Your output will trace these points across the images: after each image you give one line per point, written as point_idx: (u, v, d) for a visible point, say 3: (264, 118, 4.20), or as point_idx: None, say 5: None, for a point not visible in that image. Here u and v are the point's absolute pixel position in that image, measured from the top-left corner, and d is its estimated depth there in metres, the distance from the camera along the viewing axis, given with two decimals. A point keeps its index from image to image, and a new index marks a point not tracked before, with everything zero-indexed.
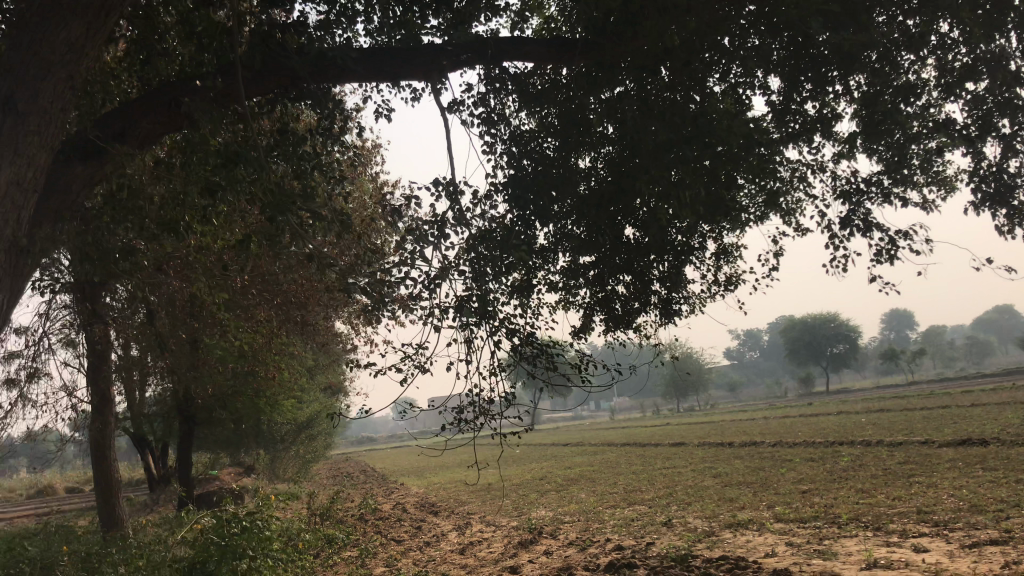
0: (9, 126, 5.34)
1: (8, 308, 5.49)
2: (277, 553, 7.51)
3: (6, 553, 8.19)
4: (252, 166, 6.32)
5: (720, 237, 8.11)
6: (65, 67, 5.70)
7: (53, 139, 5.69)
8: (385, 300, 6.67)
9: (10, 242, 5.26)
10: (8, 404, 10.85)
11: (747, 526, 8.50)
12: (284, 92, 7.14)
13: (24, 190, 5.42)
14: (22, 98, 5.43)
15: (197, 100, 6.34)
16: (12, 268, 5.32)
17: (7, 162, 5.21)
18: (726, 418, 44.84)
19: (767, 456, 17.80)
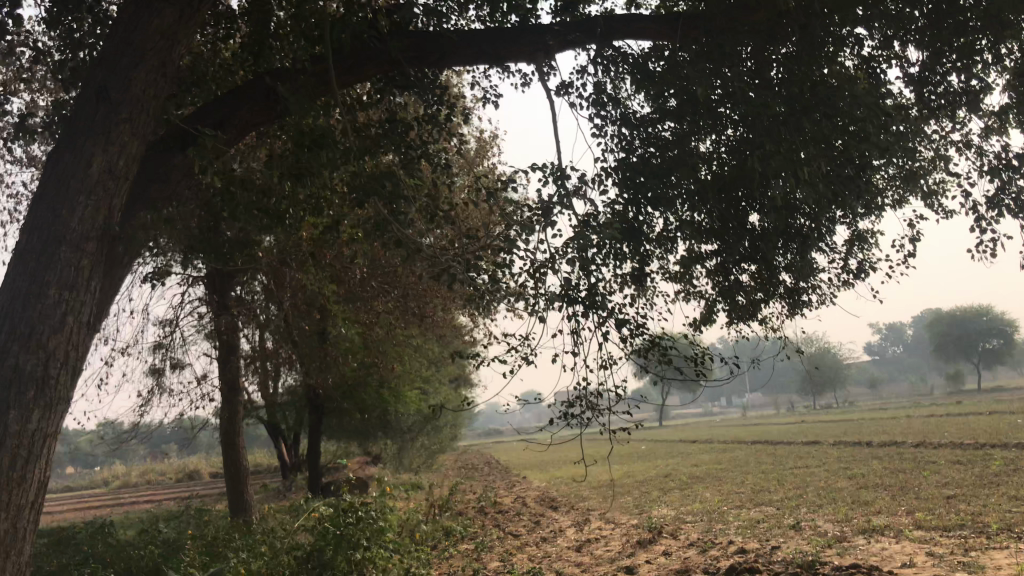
0: (102, 116, 5.75)
1: (106, 293, 5.86)
2: (391, 543, 7.58)
3: (141, 534, 8.61)
4: (360, 156, 6.34)
5: (854, 223, 7.57)
6: (158, 55, 6.04)
7: (148, 128, 6.05)
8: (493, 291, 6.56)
9: (102, 226, 5.63)
10: (148, 392, 11.48)
11: (883, 532, 7.93)
12: (393, 81, 7.13)
13: (117, 177, 5.79)
14: (114, 89, 5.82)
15: (304, 91, 6.40)
16: (105, 253, 5.69)
17: (95, 150, 5.62)
18: (864, 417, 42.74)
19: (907, 458, 16.75)
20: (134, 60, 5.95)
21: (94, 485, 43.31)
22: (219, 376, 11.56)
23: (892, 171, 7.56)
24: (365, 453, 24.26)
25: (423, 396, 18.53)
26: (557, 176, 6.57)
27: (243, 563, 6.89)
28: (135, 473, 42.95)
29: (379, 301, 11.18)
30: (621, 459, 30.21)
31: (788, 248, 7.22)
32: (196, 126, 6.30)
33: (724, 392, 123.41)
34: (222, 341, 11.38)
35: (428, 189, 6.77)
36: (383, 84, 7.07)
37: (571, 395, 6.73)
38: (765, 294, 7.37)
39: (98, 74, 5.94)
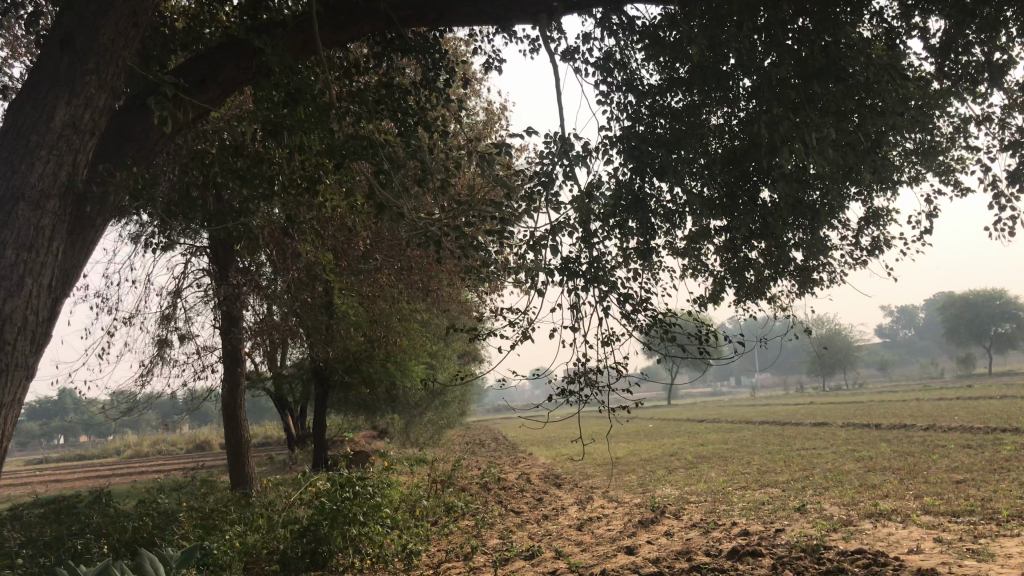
0: (68, 65, 5.43)
1: (75, 254, 5.57)
2: (389, 519, 7.52)
3: (139, 505, 8.56)
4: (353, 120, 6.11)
5: (868, 201, 7.35)
6: (131, 4, 5.72)
7: (118, 81, 5.73)
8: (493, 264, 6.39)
9: (66, 184, 5.32)
10: (149, 361, 11.42)
11: (890, 517, 7.80)
12: (391, 44, 6.88)
13: (83, 132, 5.47)
14: (80, 38, 5.50)
15: (295, 51, 6.16)
16: (71, 212, 5.39)
17: (59, 101, 5.30)
18: (874, 398, 42.57)
19: (916, 442, 16.56)
20: (107, 10, 5.64)
21: (106, 454, 43.70)
22: (221, 347, 11.49)
23: (909, 147, 7.33)
24: (371, 426, 24.26)
25: (430, 371, 18.45)
26: (562, 147, 6.38)
27: (237, 537, 6.82)
28: (146, 442, 43.28)
29: (382, 274, 11.01)
30: (629, 437, 30.17)
31: (800, 225, 7.03)
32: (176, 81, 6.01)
33: (734, 372, 123.28)
34: (223, 313, 11.28)
35: (427, 157, 6.57)
36: (383, 47, 6.85)
37: (571, 372, 6.59)
38: (774, 271, 7.19)
39: (65, 21, 5.62)
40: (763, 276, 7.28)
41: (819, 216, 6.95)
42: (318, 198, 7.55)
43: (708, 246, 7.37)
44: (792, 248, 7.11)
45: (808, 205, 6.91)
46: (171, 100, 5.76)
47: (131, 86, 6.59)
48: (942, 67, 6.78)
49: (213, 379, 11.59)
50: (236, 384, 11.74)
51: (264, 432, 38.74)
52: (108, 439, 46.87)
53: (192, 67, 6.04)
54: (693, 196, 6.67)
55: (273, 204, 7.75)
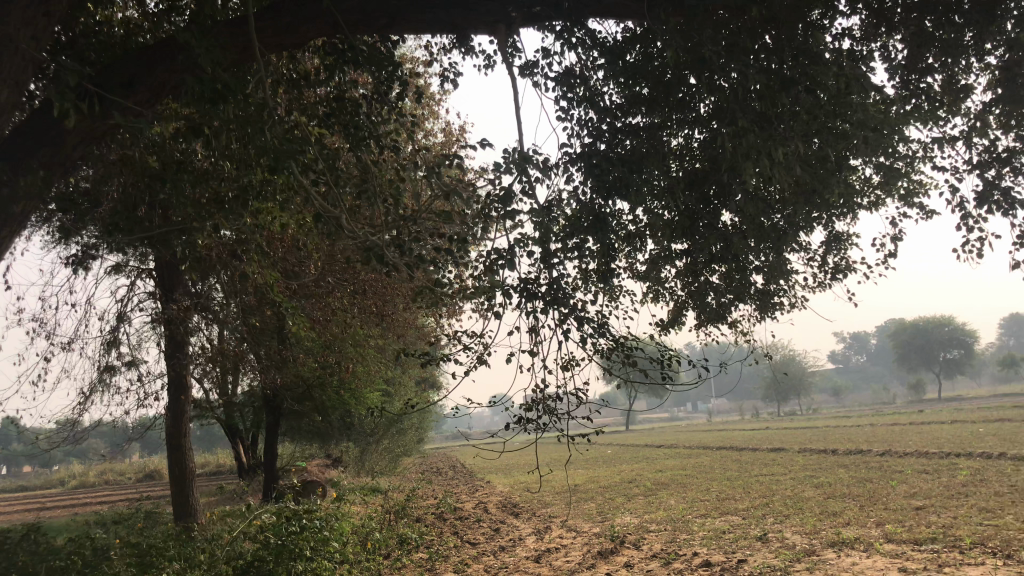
0: None
1: None
2: (335, 553, 7.20)
3: (73, 542, 8.11)
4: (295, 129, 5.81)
5: (830, 224, 7.29)
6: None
7: (26, 78, 5.26)
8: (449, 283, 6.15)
9: None
10: (88, 388, 10.95)
11: (853, 545, 7.69)
12: (340, 52, 6.61)
13: None
14: None
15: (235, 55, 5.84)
16: None
17: None
18: (829, 424, 43.00)
19: (874, 468, 16.58)
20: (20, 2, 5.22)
21: (50, 485, 42.24)
22: (165, 373, 11.08)
23: (870, 169, 7.29)
24: (326, 455, 23.75)
25: (385, 397, 18.07)
26: (523, 164, 6.18)
27: (174, 574, 6.47)
28: (92, 472, 41.99)
29: (335, 297, 10.73)
30: (588, 464, 29.94)
31: (762, 248, 6.97)
32: (100, 83, 5.63)
33: (691, 398, 123.96)
34: (168, 336, 10.90)
35: (383, 172, 6.37)
36: (333, 57, 6.62)
37: (528, 399, 6.37)
38: (736, 296, 7.09)
39: None
40: (724, 300, 7.20)
41: (781, 238, 6.89)
42: (266, 215, 7.29)
43: (670, 268, 7.25)
44: (754, 271, 7.04)
45: (770, 228, 6.84)
46: (92, 102, 5.38)
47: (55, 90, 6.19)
48: (905, 89, 6.75)
49: (156, 406, 11.19)
50: (179, 410, 11.36)
51: (216, 461, 37.81)
52: (52, 470, 45.40)
53: (124, 71, 5.75)
54: (654, 216, 6.53)
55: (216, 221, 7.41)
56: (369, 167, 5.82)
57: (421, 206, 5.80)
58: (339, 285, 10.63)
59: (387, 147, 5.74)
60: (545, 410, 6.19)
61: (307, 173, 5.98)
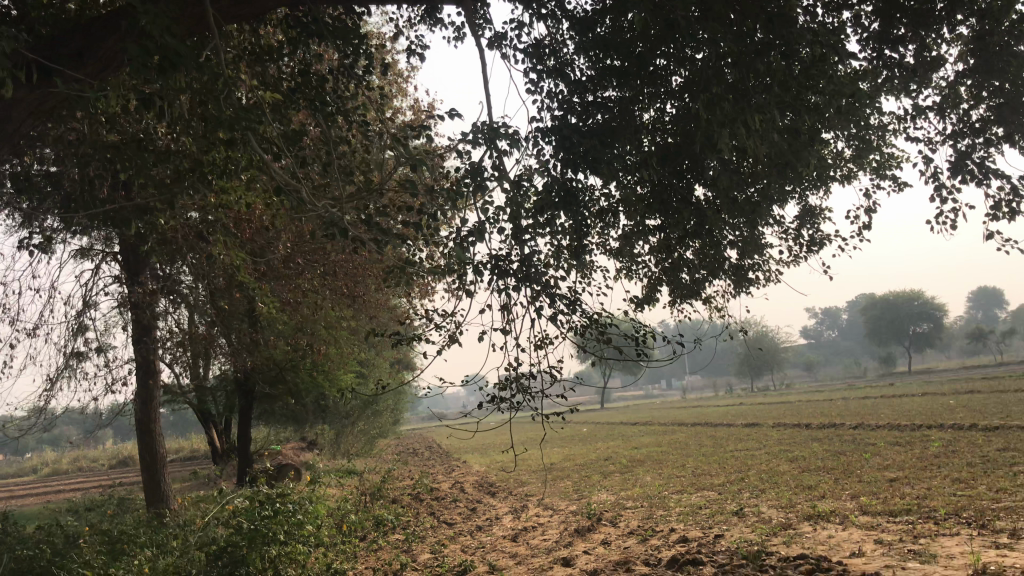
0: None
1: None
2: (310, 537, 7.12)
3: (41, 531, 7.96)
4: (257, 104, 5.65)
5: (803, 198, 7.25)
6: None
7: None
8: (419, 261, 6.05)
9: None
10: (53, 374, 10.74)
11: (829, 518, 7.73)
12: (303, 25, 6.43)
13: None
14: None
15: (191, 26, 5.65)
16: None
17: None
18: (802, 398, 43.45)
19: (847, 441, 16.74)
20: None
21: (21, 473, 41.71)
22: (133, 357, 10.90)
23: (843, 143, 7.25)
24: (301, 438, 23.62)
25: (359, 379, 17.94)
26: (494, 139, 6.07)
27: (144, 561, 6.37)
28: (65, 460, 41.53)
29: (305, 278, 10.57)
30: (564, 442, 30.05)
31: (735, 224, 6.94)
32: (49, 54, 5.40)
33: (666, 375, 124.79)
34: (135, 320, 10.72)
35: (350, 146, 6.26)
36: (295, 31, 6.44)
37: (502, 378, 6.29)
38: (710, 272, 7.05)
39: None
40: (699, 276, 7.17)
41: (754, 213, 6.86)
42: (232, 195, 7.15)
43: (643, 245, 7.19)
44: (727, 246, 7.00)
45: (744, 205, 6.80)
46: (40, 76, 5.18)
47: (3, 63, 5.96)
48: (878, 62, 6.72)
49: (125, 391, 11.02)
50: (149, 395, 11.19)
51: (190, 446, 37.52)
52: (24, 458, 44.81)
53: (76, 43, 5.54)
54: (626, 191, 6.46)
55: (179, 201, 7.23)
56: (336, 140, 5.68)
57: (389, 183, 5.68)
58: (310, 265, 10.48)
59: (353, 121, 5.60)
60: (519, 389, 6.12)
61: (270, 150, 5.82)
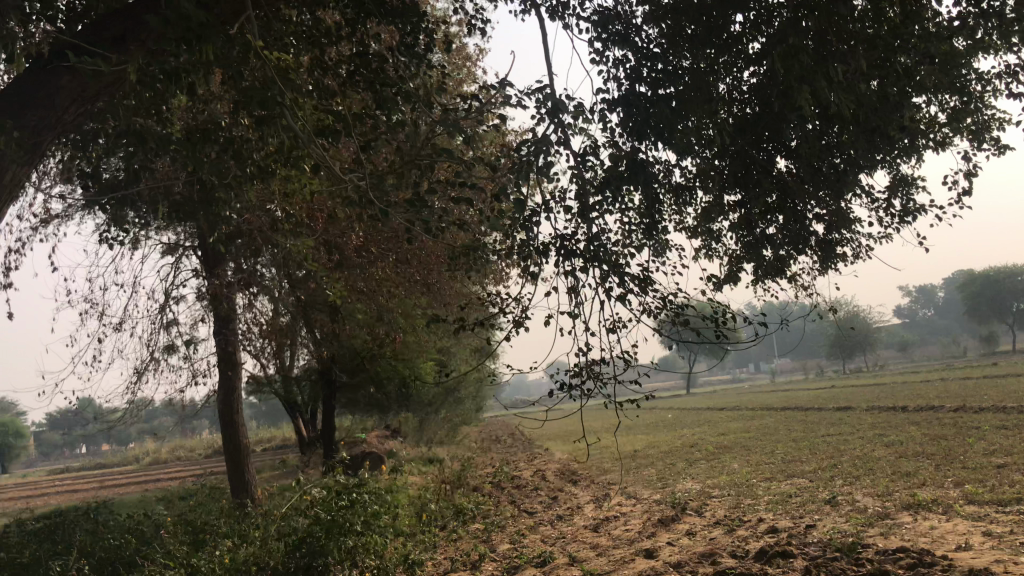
0: None
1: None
2: (386, 527, 7.07)
3: (130, 522, 8.16)
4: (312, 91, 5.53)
5: (894, 167, 6.76)
6: None
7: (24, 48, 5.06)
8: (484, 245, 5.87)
9: None
10: (140, 367, 11.01)
11: (930, 508, 7.28)
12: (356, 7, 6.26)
13: None
14: None
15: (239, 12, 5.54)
16: None
17: None
18: (897, 380, 41.90)
19: (950, 424, 15.90)
20: None
21: (125, 462, 43.57)
22: (215, 348, 11.09)
23: (937, 105, 6.73)
24: (387, 427, 23.91)
25: (440, 368, 17.97)
26: (557, 114, 5.83)
27: (225, 553, 6.45)
28: (165, 450, 43.20)
29: (378, 267, 10.54)
30: (649, 428, 29.63)
31: (820, 196, 6.53)
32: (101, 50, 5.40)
33: (753, 359, 122.29)
34: (215, 312, 10.91)
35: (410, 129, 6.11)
36: (350, 14, 6.27)
37: (574, 364, 6.08)
38: (794, 249, 6.67)
39: None
40: (783, 253, 6.79)
41: (839, 184, 6.44)
42: (296, 185, 7.07)
43: (722, 221, 6.84)
44: (813, 222, 6.60)
45: (828, 175, 6.38)
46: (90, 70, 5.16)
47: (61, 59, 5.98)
48: (975, 15, 6.18)
49: (209, 384, 11.26)
50: (232, 386, 11.41)
51: (283, 435, 38.55)
52: (130, 448, 46.90)
53: (123, 35, 5.54)
54: (698, 165, 6.15)
55: (243, 194, 7.19)
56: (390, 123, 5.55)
57: (449, 167, 5.50)
58: (383, 254, 10.43)
59: (408, 103, 5.44)
60: (590, 375, 5.90)
61: (326, 138, 5.69)
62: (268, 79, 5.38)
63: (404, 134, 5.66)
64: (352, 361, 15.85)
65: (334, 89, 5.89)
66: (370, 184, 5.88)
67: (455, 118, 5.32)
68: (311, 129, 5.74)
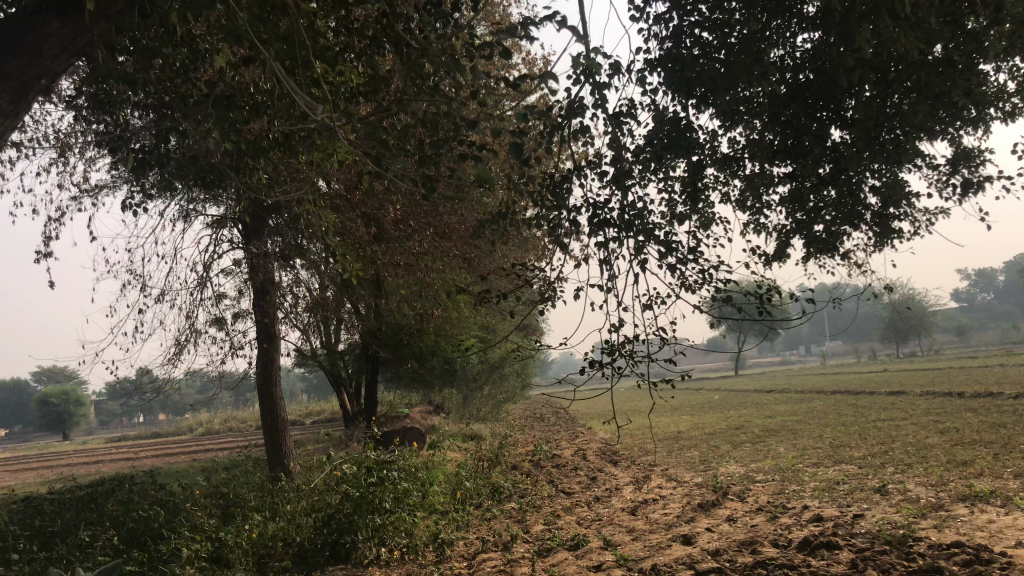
0: None
1: None
2: (413, 507, 6.98)
3: (167, 493, 8.19)
4: (331, 57, 5.33)
5: (957, 138, 6.32)
6: None
7: None
8: (517, 212, 5.64)
9: None
10: (180, 337, 11.04)
11: (986, 499, 6.93)
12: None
13: None
14: None
15: None
16: None
17: None
18: (954, 365, 40.80)
19: (1009, 412, 15.30)
20: None
21: (178, 432, 44.49)
22: (254, 319, 11.09)
23: (1005, 74, 6.26)
24: (430, 402, 23.95)
25: (482, 344, 17.84)
26: (591, 79, 5.54)
27: (252, 530, 6.41)
28: (217, 421, 44.02)
29: (416, 241, 10.37)
30: (696, 409, 29.24)
31: (876, 167, 6.16)
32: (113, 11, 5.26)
33: (806, 340, 120.25)
34: (255, 284, 10.88)
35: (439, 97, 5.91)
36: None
37: (608, 342, 5.83)
38: (846, 223, 6.32)
39: None
40: (835, 228, 6.43)
41: (897, 154, 6.04)
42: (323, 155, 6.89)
43: (771, 193, 6.50)
44: (868, 195, 6.23)
45: (886, 145, 5.99)
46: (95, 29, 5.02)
47: (75, 20, 5.84)
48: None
49: (249, 357, 11.29)
50: (270, 359, 11.43)
51: (332, 408, 38.98)
52: (183, 418, 47.93)
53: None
54: (742, 131, 5.84)
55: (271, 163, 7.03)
56: (410, 93, 5.35)
57: (477, 134, 5.27)
58: (421, 228, 10.26)
59: (430, 71, 5.24)
60: (623, 353, 5.67)
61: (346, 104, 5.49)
62: (286, 42, 5.20)
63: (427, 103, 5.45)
64: (393, 336, 15.79)
65: (356, 55, 5.68)
66: (396, 153, 5.67)
67: (479, 84, 5.08)
68: (329, 95, 5.57)
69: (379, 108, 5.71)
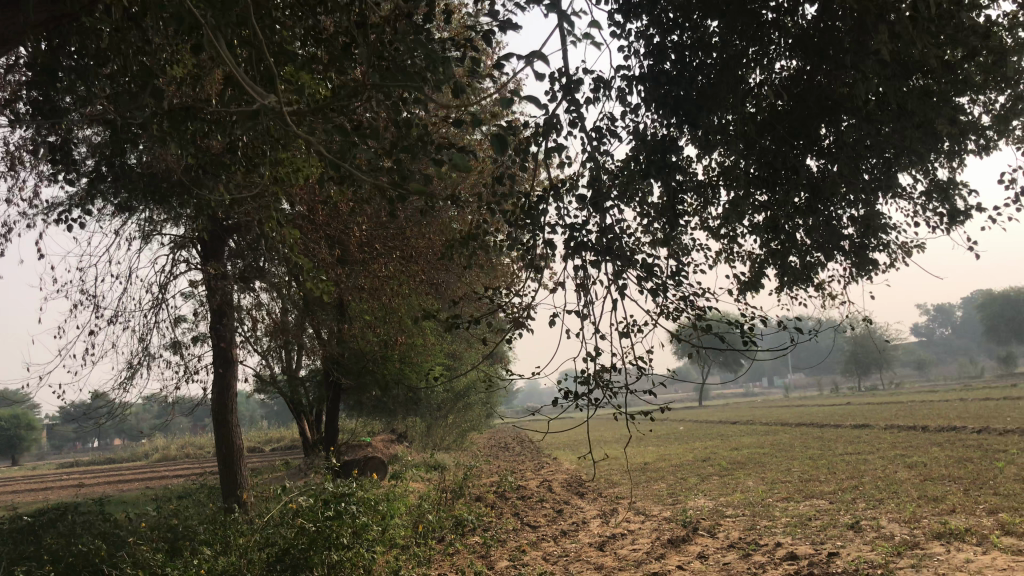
0: None
1: None
2: (368, 543, 6.70)
3: (113, 526, 7.81)
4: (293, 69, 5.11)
5: (934, 172, 6.28)
6: None
7: None
8: (495, 230, 5.45)
9: None
10: (133, 360, 10.65)
11: (962, 537, 6.85)
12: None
13: None
14: None
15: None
16: None
17: None
18: (914, 398, 41.19)
19: (976, 446, 15.29)
20: None
21: (133, 458, 43.40)
22: (211, 342, 10.77)
23: (979, 110, 6.22)
24: (392, 430, 23.55)
25: (447, 371, 17.54)
26: (570, 97, 5.40)
27: (202, 566, 6.12)
28: (172, 447, 43.01)
29: (381, 266, 10.11)
30: (662, 440, 29.07)
31: (852, 198, 6.06)
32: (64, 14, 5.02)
33: (769, 372, 121.21)
34: (213, 306, 10.56)
35: (408, 113, 5.71)
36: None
37: (582, 373, 5.62)
38: (824, 255, 6.23)
39: None
40: (811, 259, 6.33)
41: (877, 184, 5.97)
42: (284, 173, 6.68)
43: (748, 221, 6.39)
44: (845, 226, 6.15)
45: (863, 178, 5.89)
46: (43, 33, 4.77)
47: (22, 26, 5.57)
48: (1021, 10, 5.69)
49: (206, 382, 10.92)
50: (227, 384, 11.10)
51: (292, 435, 38.23)
52: (139, 443, 46.79)
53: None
54: (722, 152, 5.73)
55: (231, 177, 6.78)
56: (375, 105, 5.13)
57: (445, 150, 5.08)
58: (387, 252, 10.02)
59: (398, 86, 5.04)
60: (599, 384, 5.47)
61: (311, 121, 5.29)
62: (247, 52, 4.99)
63: (396, 119, 5.26)
64: (357, 362, 15.46)
65: (322, 70, 5.48)
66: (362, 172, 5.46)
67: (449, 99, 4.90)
68: (293, 107, 5.36)
69: (346, 125, 5.51)
